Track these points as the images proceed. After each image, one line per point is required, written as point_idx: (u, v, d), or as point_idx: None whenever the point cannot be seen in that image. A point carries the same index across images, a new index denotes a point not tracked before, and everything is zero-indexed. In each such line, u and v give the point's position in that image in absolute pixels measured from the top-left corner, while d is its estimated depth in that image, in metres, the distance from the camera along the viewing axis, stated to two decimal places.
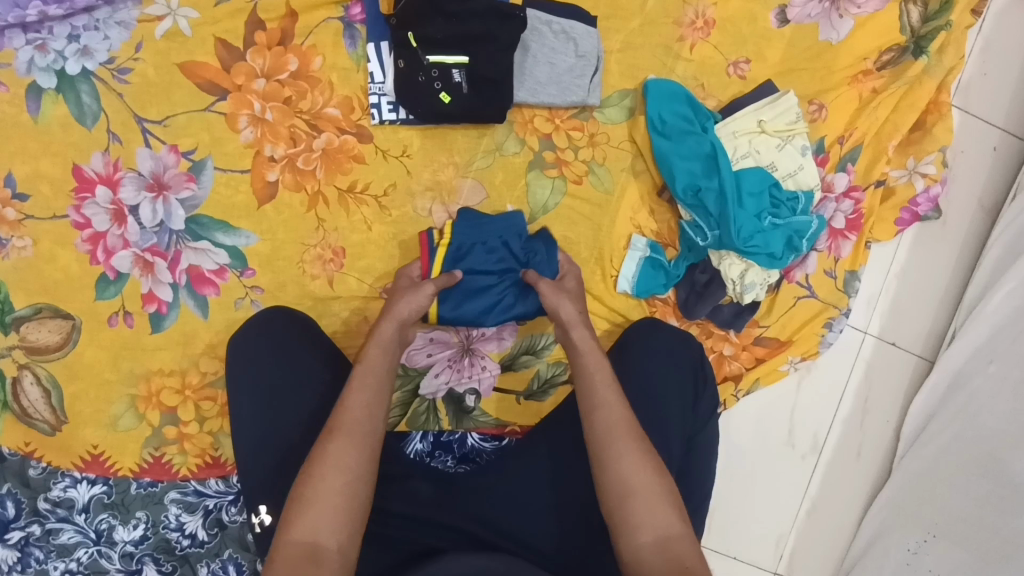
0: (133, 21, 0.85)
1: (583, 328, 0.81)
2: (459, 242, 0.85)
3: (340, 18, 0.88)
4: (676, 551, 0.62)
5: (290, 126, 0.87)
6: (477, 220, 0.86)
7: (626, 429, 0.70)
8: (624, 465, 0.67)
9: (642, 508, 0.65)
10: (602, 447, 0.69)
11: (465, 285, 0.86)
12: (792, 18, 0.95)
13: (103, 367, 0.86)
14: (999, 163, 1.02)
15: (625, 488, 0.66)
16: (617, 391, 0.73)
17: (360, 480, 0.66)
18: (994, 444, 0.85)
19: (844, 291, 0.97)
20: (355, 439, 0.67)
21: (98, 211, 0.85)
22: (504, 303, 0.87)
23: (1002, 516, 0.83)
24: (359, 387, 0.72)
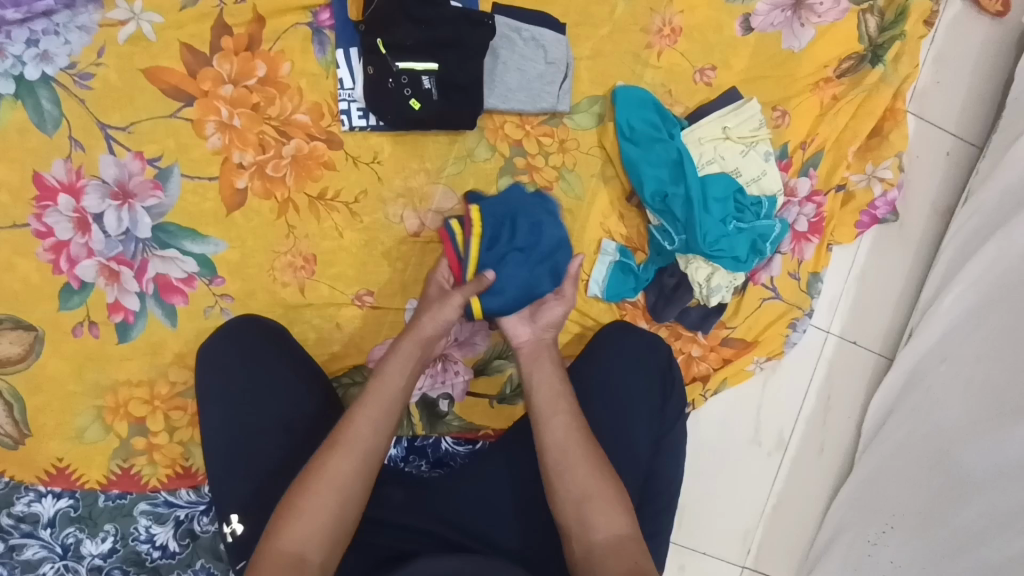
0: (94, 25, 0.84)
1: (549, 352, 0.82)
2: (488, 228, 0.85)
3: (309, 23, 0.88)
4: (629, 550, 0.64)
5: (258, 132, 0.87)
6: (499, 205, 0.87)
7: (576, 438, 0.72)
8: (577, 473, 0.69)
9: (598, 511, 0.66)
10: (556, 455, 0.70)
11: (506, 269, 0.83)
12: (756, 27, 0.98)
13: (66, 378, 0.83)
14: (952, 167, 1.06)
15: (582, 493, 0.68)
16: (570, 403, 0.75)
17: (353, 490, 0.65)
18: (947, 440, 0.89)
19: (807, 292, 1.00)
20: (344, 450, 0.67)
21: (60, 219, 0.83)
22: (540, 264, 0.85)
23: (950, 507, 0.86)
24: (368, 404, 0.71)
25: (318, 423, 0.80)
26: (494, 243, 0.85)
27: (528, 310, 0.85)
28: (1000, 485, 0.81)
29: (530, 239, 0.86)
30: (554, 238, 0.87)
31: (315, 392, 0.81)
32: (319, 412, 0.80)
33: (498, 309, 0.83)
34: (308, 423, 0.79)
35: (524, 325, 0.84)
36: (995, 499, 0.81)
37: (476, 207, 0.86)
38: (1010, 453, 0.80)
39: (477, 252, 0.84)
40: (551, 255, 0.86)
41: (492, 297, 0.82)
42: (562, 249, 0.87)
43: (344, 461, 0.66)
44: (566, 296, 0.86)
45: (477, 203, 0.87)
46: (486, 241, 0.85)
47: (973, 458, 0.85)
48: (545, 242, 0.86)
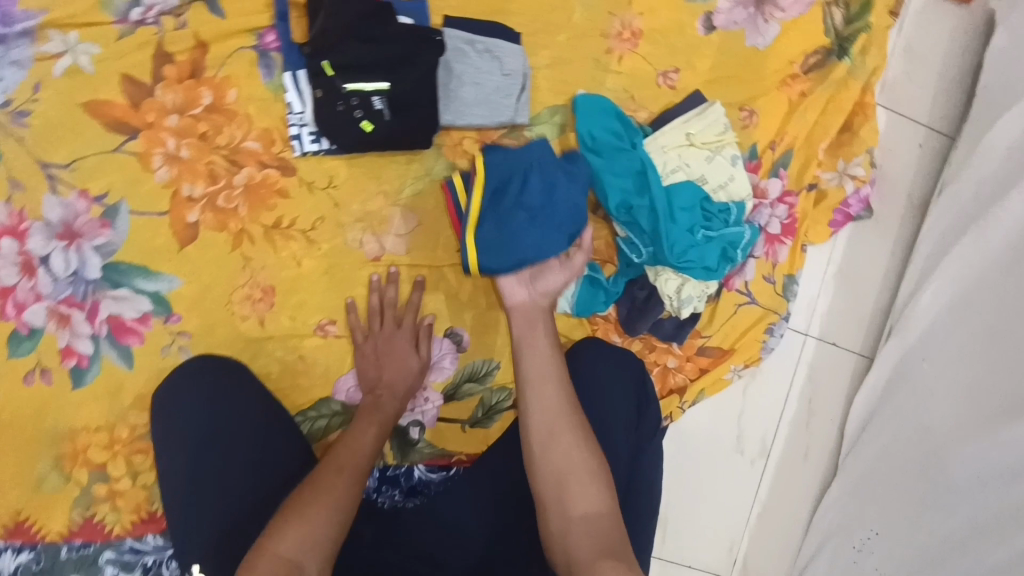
0: (28, 60, 0.81)
1: (544, 320, 0.77)
2: (493, 179, 0.81)
3: (254, 47, 0.85)
4: (605, 528, 0.63)
5: (207, 163, 0.84)
6: (506, 157, 0.83)
7: (564, 410, 0.69)
8: (561, 448, 0.67)
9: (578, 487, 0.65)
10: (540, 432, 0.68)
11: (505, 225, 0.79)
12: (718, 25, 0.95)
13: (20, 430, 0.81)
14: (925, 159, 1.05)
15: (564, 468, 0.66)
16: (561, 372, 0.72)
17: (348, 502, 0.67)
18: (932, 442, 0.88)
19: (783, 295, 0.98)
20: (320, 504, 0.65)
21: (5, 264, 0.80)
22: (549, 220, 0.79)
23: (936, 514, 0.85)
24: (360, 437, 0.77)
25: (283, 457, 0.78)
26: (499, 196, 0.82)
27: (528, 272, 0.79)
28: (987, 491, 0.80)
29: (540, 196, 0.81)
30: (568, 199, 0.81)
31: (275, 426, 0.79)
32: (283, 445, 0.78)
33: (492, 266, 0.78)
34: (272, 459, 0.77)
35: (522, 287, 0.78)
36: (983, 503, 0.80)
37: (480, 158, 0.82)
38: (998, 461, 0.79)
39: (478, 202, 0.81)
40: (562, 218, 0.80)
41: (488, 252, 0.78)
42: (574, 210, 0.81)
43: (344, 482, 0.69)
44: (571, 263, 0.79)
45: (487, 153, 0.84)
46: (490, 194, 0.81)
47: (960, 463, 0.84)
48: (552, 195, 0.81)
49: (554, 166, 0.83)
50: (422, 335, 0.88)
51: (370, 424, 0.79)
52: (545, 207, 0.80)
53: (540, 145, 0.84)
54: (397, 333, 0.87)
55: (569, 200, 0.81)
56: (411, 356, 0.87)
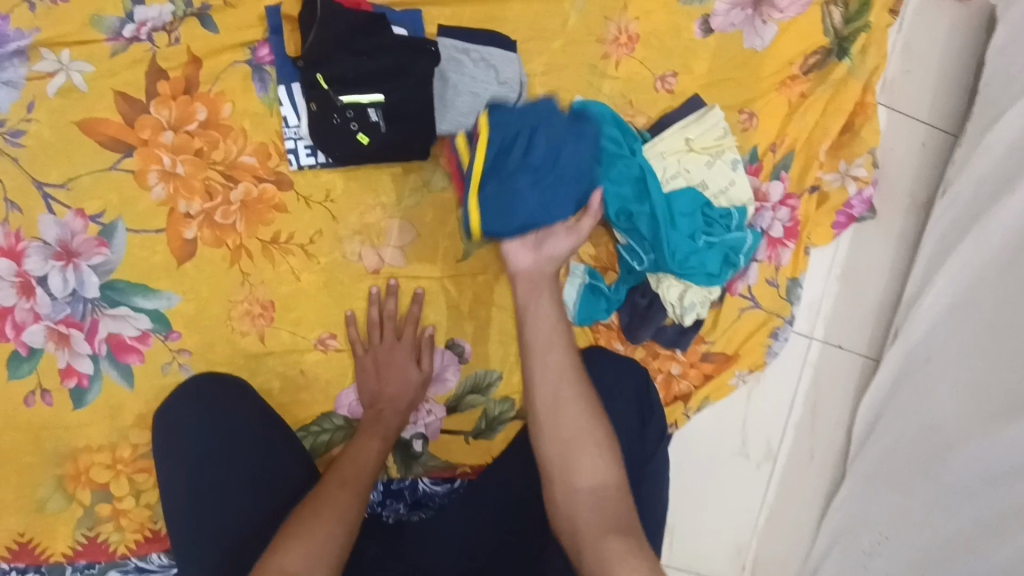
0: (21, 80, 0.80)
1: (550, 287, 0.72)
2: (498, 137, 0.75)
3: (248, 61, 0.84)
4: (610, 501, 0.63)
5: (203, 179, 0.83)
6: (511, 114, 0.77)
7: (570, 378, 0.67)
8: (568, 418, 0.65)
9: (585, 458, 0.64)
10: (546, 401, 0.66)
11: (511, 186, 0.73)
12: (715, 28, 0.94)
13: (22, 451, 0.80)
14: (928, 157, 1.04)
15: (569, 439, 0.64)
16: (567, 340, 0.69)
17: (351, 516, 0.67)
18: (937, 440, 0.87)
19: (787, 299, 0.97)
20: (324, 518, 0.64)
21: (3, 285, 0.80)
22: (557, 182, 0.74)
23: (941, 514, 0.83)
24: (361, 449, 0.77)
25: (283, 478, 0.77)
26: (503, 155, 0.75)
27: (533, 237, 0.73)
28: (988, 488, 0.78)
29: (548, 155, 0.74)
30: (576, 165, 0.76)
31: (275, 448, 0.78)
32: (284, 466, 0.77)
33: (496, 229, 0.73)
34: (272, 481, 0.76)
35: (526, 252, 0.73)
36: (987, 499, 0.78)
37: (485, 115, 0.76)
38: (999, 458, 0.77)
39: (481, 160, 0.74)
40: (569, 181, 0.75)
41: (493, 217, 0.73)
42: (582, 173, 0.76)
43: (348, 494, 0.69)
44: (576, 227, 0.73)
45: (494, 109, 0.77)
46: (494, 152, 0.75)
47: (962, 461, 0.82)
48: (560, 156, 0.75)
49: (562, 125, 0.77)
50: (423, 347, 0.87)
51: (373, 438, 0.79)
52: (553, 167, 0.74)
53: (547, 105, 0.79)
54: (396, 347, 0.86)
55: (577, 162, 0.76)
56: (413, 370, 0.86)
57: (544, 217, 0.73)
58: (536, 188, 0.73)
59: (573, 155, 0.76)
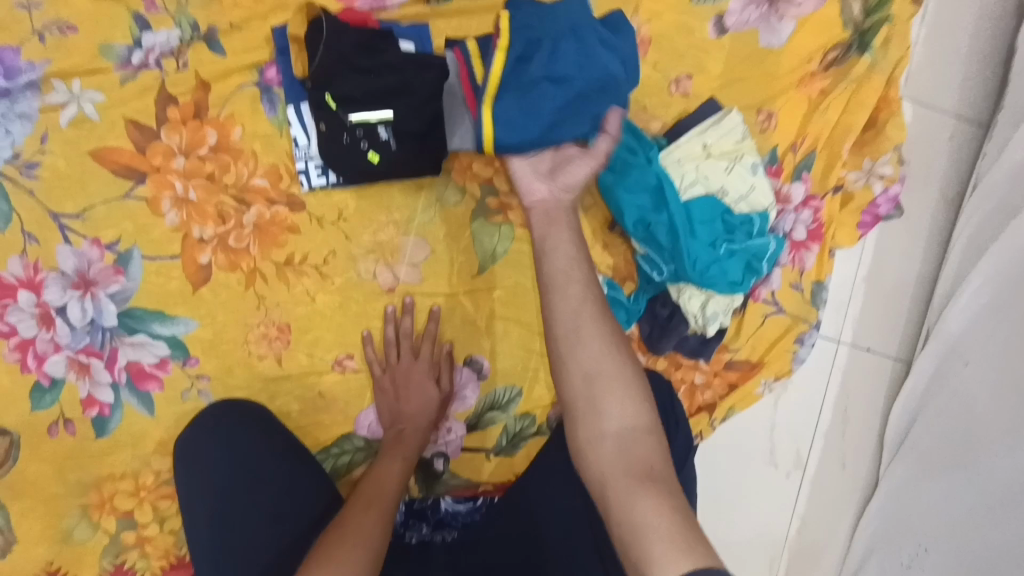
0: (34, 112, 0.80)
1: (567, 218, 0.70)
2: (518, 43, 0.73)
3: (256, 82, 0.84)
4: (639, 447, 0.57)
5: (216, 204, 0.83)
6: (535, 18, 0.74)
7: (590, 312, 0.62)
8: (592, 355, 0.61)
9: (609, 393, 0.59)
10: (564, 333, 0.62)
11: (524, 100, 0.72)
12: (730, 27, 0.91)
13: (47, 481, 0.81)
14: (956, 150, 1.00)
15: (592, 373, 0.60)
16: (587, 273, 0.65)
17: (375, 538, 0.66)
18: (977, 447, 0.85)
19: (812, 303, 0.94)
20: (351, 545, 0.63)
21: (23, 316, 0.80)
22: (574, 94, 0.73)
23: (983, 520, 0.83)
24: (384, 471, 0.77)
25: (307, 506, 0.77)
26: (523, 63, 0.73)
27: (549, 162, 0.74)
28: None
29: (568, 65, 0.73)
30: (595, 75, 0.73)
31: (300, 476, 0.78)
32: (308, 494, 0.78)
33: (508, 143, 0.72)
34: (296, 509, 0.76)
35: (541, 182, 0.73)
36: None
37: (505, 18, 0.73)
38: None
39: (499, 68, 0.72)
40: (589, 97, 0.73)
41: (507, 127, 0.72)
42: (606, 87, 0.73)
43: (371, 515, 0.68)
44: (593, 154, 0.72)
45: (515, 10, 0.75)
46: (513, 59, 0.73)
47: (994, 460, 0.82)
48: (582, 67, 0.73)
49: (589, 32, 0.74)
50: (443, 365, 0.87)
51: (395, 459, 0.79)
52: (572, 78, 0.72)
53: (579, 7, 0.75)
54: (414, 365, 0.85)
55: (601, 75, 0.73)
56: (432, 388, 0.85)
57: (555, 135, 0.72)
58: (552, 101, 0.72)
59: (597, 66, 0.73)
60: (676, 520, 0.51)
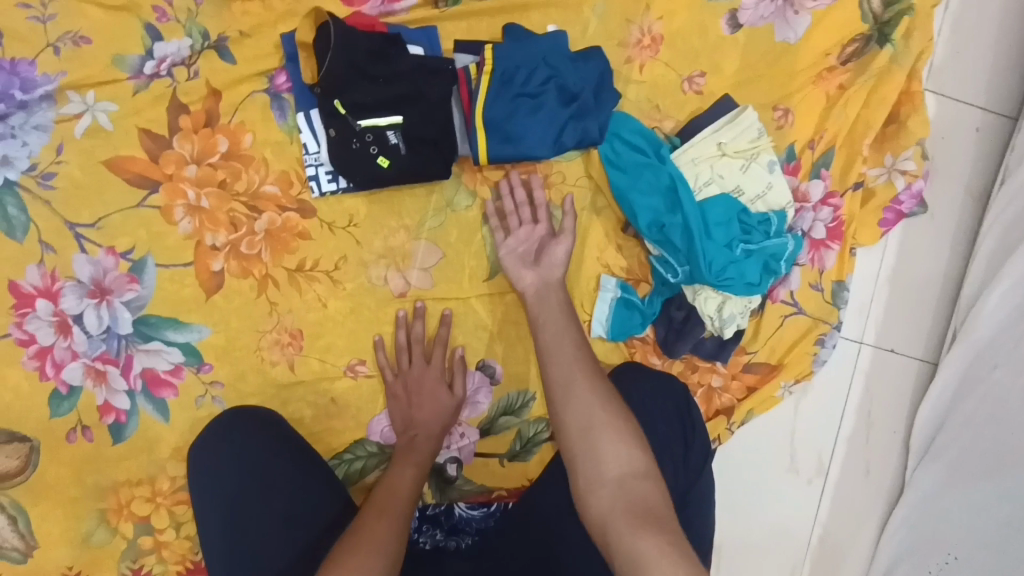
0: (50, 123, 0.81)
1: (557, 293, 0.81)
2: (504, 66, 0.81)
3: (266, 90, 0.84)
4: (636, 490, 0.63)
5: (228, 211, 0.83)
6: (520, 44, 0.82)
7: (580, 369, 0.72)
8: (588, 405, 0.68)
9: (605, 441, 0.66)
10: (559, 386, 0.71)
11: (513, 119, 0.81)
12: (744, 22, 0.89)
13: (66, 486, 0.82)
14: (983, 145, 0.97)
15: (586, 424, 0.67)
16: (576, 337, 0.76)
17: (389, 548, 0.65)
18: (1008, 459, 0.81)
19: (833, 304, 0.92)
20: (364, 553, 0.63)
21: (41, 325, 0.81)
22: (553, 118, 0.82)
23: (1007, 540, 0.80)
24: (399, 477, 0.76)
25: (318, 510, 0.77)
26: (508, 83, 0.81)
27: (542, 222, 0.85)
28: None
29: (548, 89, 0.82)
30: (574, 95, 0.82)
31: (312, 481, 0.78)
32: (320, 498, 0.78)
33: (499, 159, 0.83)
34: (307, 513, 0.76)
35: (527, 268, 0.82)
36: None
37: (492, 47, 0.82)
38: None
39: (485, 90, 0.81)
40: (567, 119, 0.82)
41: (499, 144, 0.82)
42: (583, 112, 0.83)
43: (386, 523, 0.68)
44: (566, 232, 0.83)
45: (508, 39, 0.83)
46: (500, 80, 0.81)
47: None
48: (560, 92, 0.82)
49: (567, 60, 0.83)
50: (456, 370, 0.86)
51: (407, 466, 0.78)
52: (550, 103, 0.81)
53: (561, 36, 0.83)
54: (426, 371, 0.84)
55: (577, 101, 0.82)
56: (445, 394, 0.84)
57: (539, 153, 0.82)
58: (536, 122, 0.81)
59: (574, 94, 0.82)
60: (676, 559, 0.57)
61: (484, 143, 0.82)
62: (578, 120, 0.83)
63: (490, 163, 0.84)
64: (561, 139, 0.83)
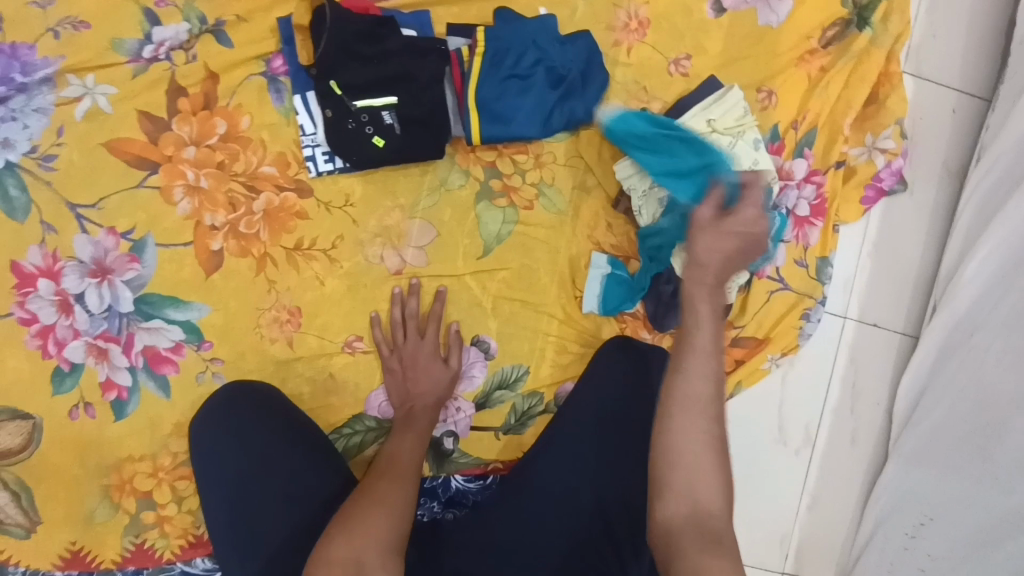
0: (50, 106, 0.83)
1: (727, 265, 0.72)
2: (495, 48, 0.84)
3: (263, 73, 0.86)
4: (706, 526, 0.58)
5: (226, 191, 0.85)
6: (510, 26, 0.85)
7: (707, 399, 0.62)
8: (679, 438, 0.61)
9: (689, 477, 0.60)
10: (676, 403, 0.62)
11: (506, 99, 0.84)
12: (728, 7, 0.92)
13: (69, 464, 0.83)
14: (959, 125, 1.00)
15: (673, 458, 0.60)
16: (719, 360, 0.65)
17: (399, 502, 0.68)
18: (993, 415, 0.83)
19: (817, 279, 0.95)
20: (375, 508, 0.66)
21: (43, 304, 0.82)
22: (544, 99, 0.85)
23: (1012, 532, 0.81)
24: (400, 443, 0.79)
25: (317, 486, 0.78)
26: (499, 64, 0.84)
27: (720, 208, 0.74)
28: None
29: (538, 71, 0.84)
30: (563, 78, 0.85)
31: (309, 455, 0.80)
32: (318, 475, 0.79)
33: (491, 138, 0.85)
34: (308, 491, 0.78)
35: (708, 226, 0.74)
36: None
37: (483, 30, 0.85)
38: None
39: (477, 71, 0.83)
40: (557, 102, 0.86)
41: (492, 123, 0.84)
42: (575, 97, 0.87)
43: (397, 481, 0.71)
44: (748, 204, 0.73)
45: (499, 21, 0.86)
46: (491, 62, 0.84)
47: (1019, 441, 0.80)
48: (550, 75, 0.85)
49: (556, 44, 0.86)
50: (451, 344, 0.88)
51: (407, 433, 0.81)
52: (540, 84, 0.85)
53: (552, 17, 0.87)
54: (421, 345, 0.87)
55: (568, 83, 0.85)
56: (441, 368, 0.87)
57: (530, 132, 0.85)
58: (528, 103, 0.84)
59: (564, 76, 0.85)
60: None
61: (477, 122, 0.84)
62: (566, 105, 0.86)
63: (482, 144, 0.87)
64: (551, 120, 0.86)
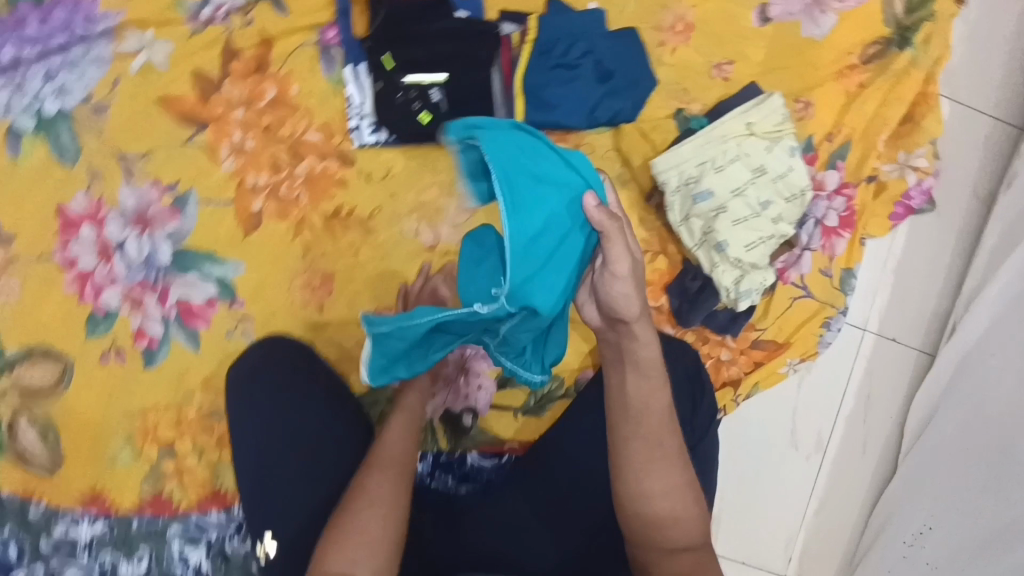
0: (108, 57, 0.85)
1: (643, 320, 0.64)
2: (544, 38, 0.87)
3: (316, 42, 0.88)
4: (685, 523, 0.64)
5: (271, 154, 0.87)
6: (562, 18, 0.88)
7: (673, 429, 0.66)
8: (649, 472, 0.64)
9: (656, 491, 0.64)
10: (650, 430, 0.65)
11: (552, 88, 0.86)
12: (773, 17, 0.94)
13: (96, 407, 0.85)
14: (991, 152, 1.01)
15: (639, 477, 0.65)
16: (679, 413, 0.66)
17: (396, 508, 0.66)
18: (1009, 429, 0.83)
19: (840, 289, 0.96)
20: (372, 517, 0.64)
21: (84, 249, 0.84)
22: (588, 91, 0.87)
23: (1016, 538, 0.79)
24: (393, 428, 0.76)
25: (338, 458, 0.78)
26: (547, 54, 0.87)
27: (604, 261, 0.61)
28: None
29: (584, 63, 0.87)
30: (608, 73, 0.87)
31: (337, 423, 0.80)
32: (340, 449, 0.78)
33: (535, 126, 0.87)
34: (329, 457, 0.77)
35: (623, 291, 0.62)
36: None
37: (534, 20, 0.87)
38: None
39: (525, 59, 0.86)
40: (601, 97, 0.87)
41: (537, 111, 0.86)
42: (620, 93, 0.88)
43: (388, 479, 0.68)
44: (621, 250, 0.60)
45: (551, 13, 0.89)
46: (540, 52, 0.87)
47: None
48: (597, 70, 0.87)
49: (606, 39, 0.88)
50: None
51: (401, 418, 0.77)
52: (586, 78, 0.87)
53: (602, 10, 0.89)
54: None
55: (615, 81, 0.88)
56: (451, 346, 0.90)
57: (573, 122, 0.87)
58: (572, 94, 0.86)
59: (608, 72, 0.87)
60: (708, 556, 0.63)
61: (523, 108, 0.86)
62: (612, 100, 0.88)
63: None
64: (594, 114, 0.87)
